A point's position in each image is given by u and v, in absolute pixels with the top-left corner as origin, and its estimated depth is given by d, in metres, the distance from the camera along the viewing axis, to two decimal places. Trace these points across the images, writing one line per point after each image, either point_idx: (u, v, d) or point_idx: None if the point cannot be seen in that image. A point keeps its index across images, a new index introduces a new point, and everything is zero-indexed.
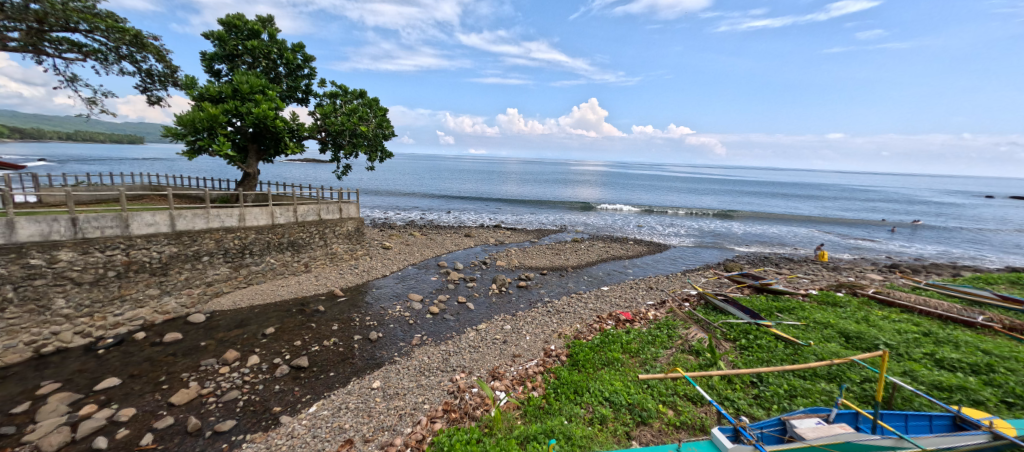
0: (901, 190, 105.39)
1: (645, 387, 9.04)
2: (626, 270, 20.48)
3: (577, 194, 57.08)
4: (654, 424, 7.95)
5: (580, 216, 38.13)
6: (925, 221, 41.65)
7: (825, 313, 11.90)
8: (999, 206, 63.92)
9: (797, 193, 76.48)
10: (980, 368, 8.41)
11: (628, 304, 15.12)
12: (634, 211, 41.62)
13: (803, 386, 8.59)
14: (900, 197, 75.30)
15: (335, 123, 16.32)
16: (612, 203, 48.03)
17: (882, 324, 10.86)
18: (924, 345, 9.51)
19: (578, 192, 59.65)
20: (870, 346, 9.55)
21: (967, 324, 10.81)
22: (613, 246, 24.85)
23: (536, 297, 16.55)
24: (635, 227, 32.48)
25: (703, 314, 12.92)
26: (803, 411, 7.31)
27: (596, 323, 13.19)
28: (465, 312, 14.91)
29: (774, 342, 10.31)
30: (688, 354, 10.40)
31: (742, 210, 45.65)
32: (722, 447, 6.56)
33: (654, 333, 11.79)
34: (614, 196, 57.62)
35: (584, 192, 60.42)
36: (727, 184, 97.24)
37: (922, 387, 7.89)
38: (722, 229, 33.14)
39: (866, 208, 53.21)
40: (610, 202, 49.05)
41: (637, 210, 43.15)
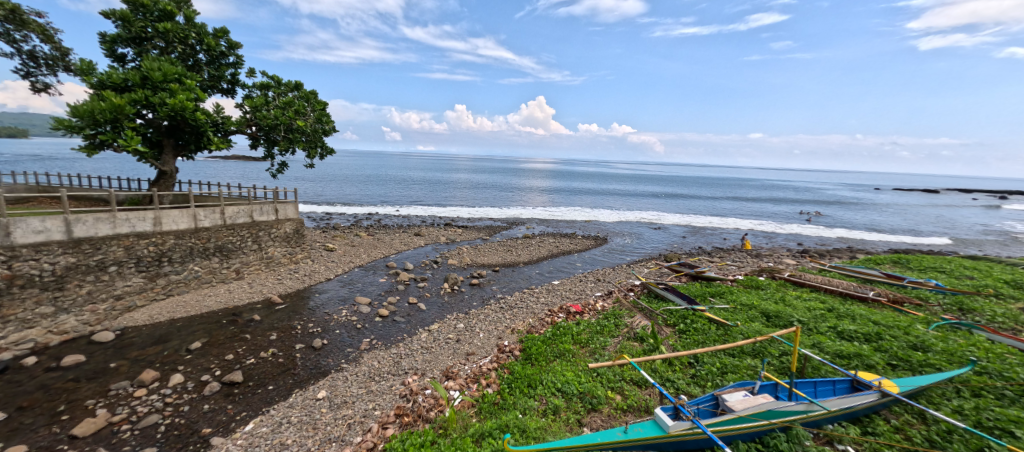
0: (809, 184, 119.33)
1: (595, 376, 9.47)
2: (575, 264, 21.14)
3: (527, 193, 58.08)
4: (603, 409, 8.35)
5: (530, 213, 38.85)
6: (830, 212, 47.39)
7: (749, 295, 13.18)
8: (883, 198, 74.72)
9: (725, 189, 83.90)
10: (871, 337, 9.77)
11: (577, 296, 15.67)
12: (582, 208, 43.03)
13: (732, 363, 9.48)
14: (808, 191, 85.27)
15: (267, 117, 15.03)
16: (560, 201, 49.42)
17: (796, 303, 12.25)
18: (829, 320, 10.88)
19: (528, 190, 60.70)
20: (786, 323, 10.73)
21: (861, 300, 12.50)
22: (562, 241, 25.60)
23: (488, 294, 16.56)
24: (582, 222, 33.71)
25: (646, 302, 13.73)
26: (732, 386, 8.05)
27: (547, 317, 13.49)
28: (417, 313, 14.53)
29: (708, 325, 11.21)
30: (633, 341, 11.04)
31: (679, 206, 49.09)
32: (664, 426, 7.07)
33: (602, 323, 12.35)
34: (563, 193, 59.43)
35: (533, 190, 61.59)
36: (665, 181, 103.64)
37: (827, 356, 9.03)
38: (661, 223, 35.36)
39: (783, 201, 59.69)
40: (558, 200, 50.40)
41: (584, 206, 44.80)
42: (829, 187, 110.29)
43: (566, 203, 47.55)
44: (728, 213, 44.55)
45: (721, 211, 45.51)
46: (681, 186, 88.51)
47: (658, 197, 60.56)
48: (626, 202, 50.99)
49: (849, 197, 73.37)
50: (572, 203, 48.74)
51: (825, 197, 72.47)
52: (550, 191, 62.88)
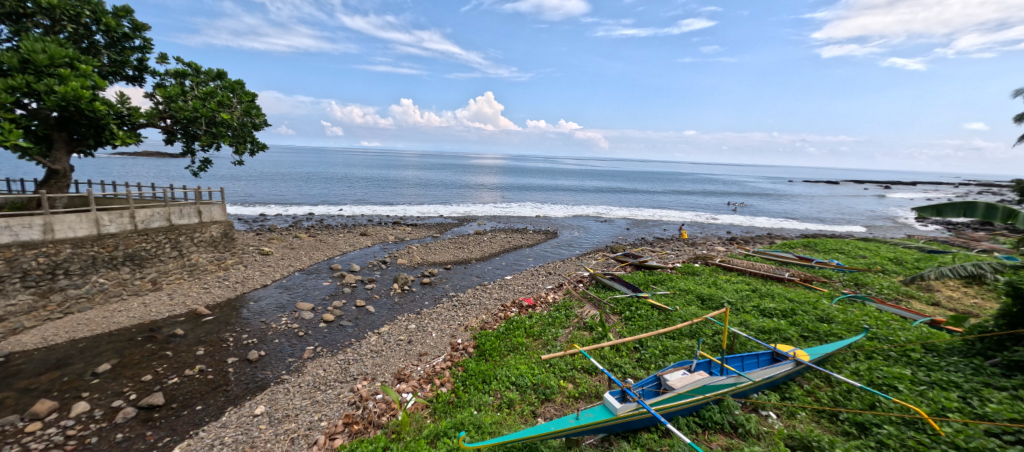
0: (737, 178, 130.95)
1: (547, 366, 9.70)
2: (527, 258, 21.46)
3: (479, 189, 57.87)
4: (556, 399, 8.57)
5: (482, 209, 38.79)
6: (755, 203, 52.42)
7: (686, 281, 14.22)
8: (796, 189, 84.01)
9: (664, 183, 89.59)
10: (787, 313, 10.98)
11: (530, 289, 15.93)
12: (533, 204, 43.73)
13: (672, 344, 10.17)
14: (736, 184, 93.69)
15: (185, 109, 13.51)
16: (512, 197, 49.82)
17: (726, 285, 13.42)
18: (753, 299, 12.04)
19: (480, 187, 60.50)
20: (718, 305, 11.71)
21: (779, 280, 13.99)
22: (513, 237, 25.82)
23: (440, 292, 16.30)
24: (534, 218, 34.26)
25: (595, 292, 14.31)
26: (673, 366, 8.64)
27: (500, 312, 13.57)
28: (365, 316, 13.94)
29: (650, 310, 11.93)
30: (583, 330, 11.45)
31: (624, 200, 51.58)
32: (612, 409, 7.42)
33: (554, 314, 12.67)
34: (514, 190, 59.98)
35: (485, 187, 61.48)
36: (611, 177, 108.30)
37: (753, 333, 9.99)
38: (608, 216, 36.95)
39: (715, 194, 65.00)
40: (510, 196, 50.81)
41: (535, 202, 45.58)
42: (753, 180, 121.96)
43: (517, 199, 48.05)
44: (668, 206, 47.64)
45: (662, 204, 48.50)
46: (626, 180, 93.14)
47: (604, 192, 63.15)
48: (575, 197, 52.60)
49: (769, 189, 81.58)
50: (523, 199, 49.33)
51: (750, 189, 80.00)
52: (502, 187, 63.12)
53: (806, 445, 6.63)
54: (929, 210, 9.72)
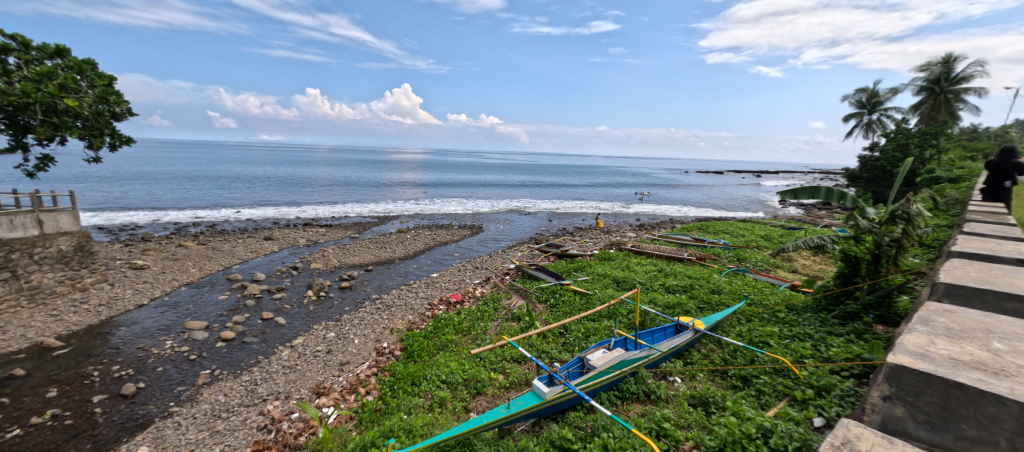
0: (644, 170, 144.50)
1: (478, 360, 9.74)
2: (453, 254, 21.25)
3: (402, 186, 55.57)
4: (487, 391, 8.64)
5: (405, 207, 37.35)
6: (660, 192, 58.41)
7: (603, 266, 15.31)
8: (692, 179, 95.55)
9: (582, 176, 95.31)
10: (687, 288, 12.45)
11: (457, 285, 15.80)
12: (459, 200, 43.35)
13: (593, 326, 10.90)
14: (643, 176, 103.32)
15: (7, 93, 10.67)
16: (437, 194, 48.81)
17: (637, 268, 14.75)
18: (659, 279, 13.42)
19: (403, 184, 58.12)
20: (630, 286, 12.83)
21: (679, 260, 15.79)
22: (439, 234, 25.33)
23: (362, 296, 15.37)
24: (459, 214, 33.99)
25: (521, 283, 14.69)
26: (594, 346, 9.26)
27: (428, 310, 13.24)
28: (275, 329, 12.58)
29: (572, 296, 12.63)
30: (511, 321, 11.71)
31: (547, 193, 53.69)
32: (541, 394, 7.72)
33: (482, 308, 12.74)
34: (439, 186, 58.79)
35: (408, 184, 59.20)
36: (534, 171, 111.73)
37: (660, 308, 11.15)
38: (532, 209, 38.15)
39: (626, 185, 70.89)
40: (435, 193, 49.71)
41: (461, 198, 45.25)
42: (657, 172, 135.74)
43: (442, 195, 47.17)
44: (586, 197, 50.77)
45: (581, 196, 51.49)
46: (549, 174, 97.03)
47: (528, 186, 64.92)
48: (500, 192, 53.31)
49: (671, 179, 91.43)
50: (448, 195, 48.55)
51: (656, 180, 88.83)
52: (426, 184, 61.29)
53: (704, 402, 7.59)
54: (790, 193, 11.68)
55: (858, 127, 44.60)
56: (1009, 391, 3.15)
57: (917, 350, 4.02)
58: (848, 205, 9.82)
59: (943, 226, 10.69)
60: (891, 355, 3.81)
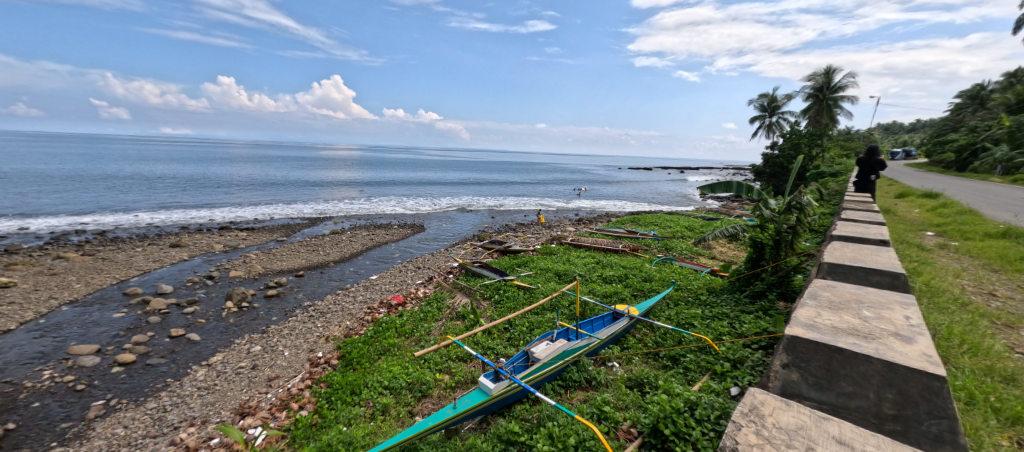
0: (582, 167, 150.75)
1: (422, 362, 9.50)
2: (393, 254, 20.48)
3: (335, 185, 52.24)
4: (433, 393, 8.45)
5: (339, 207, 35.19)
6: (597, 188, 61.39)
7: (545, 260, 15.74)
8: (625, 175, 101.69)
9: (524, 173, 97.04)
10: (622, 277, 13.25)
11: (398, 287, 15.25)
12: (399, 199, 41.82)
13: (537, 319, 11.17)
14: (582, 173, 107.83)
15: None
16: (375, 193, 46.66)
17: (576, 261, 15.38)
18: (597, 270, 14.12)
19: (337, 183, 54.66)
20: (570, 279, 13.34)
21: (615, 252, 16.74)
22: (378, 234, 24.24)
23: (292, 304, 14.22)
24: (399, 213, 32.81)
25: (465, 281, 14.59)
26: (538, 339, 9.48)
27: (367, 315, 12.61)
28: (188, 347, 11.19)
29: (516, 291, 12.83)
30: (456, 320, 11.58)
31: (490, 191, 53.84)
32: (487, 390, 7.75)
33: (425, 309, 12.45)
34: (377, 184, 56.27)
35: (343, 182, 55.83)
36: (476, 168, 111.23)
37: (599, 298, 11.74)
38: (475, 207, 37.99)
39: (566, 182, 73.48)
40: (373, 192, 47.50)
41: (401, 197, 43.68)
42: (594, 169, 142.54)
43: (380, 194, 45.18)
44: (529, 194, 51.73)
45: (524, 193, 52.36)
46: (491, 171, 97.36)
47: (470, 184, 64.59)
48: (443, 190, 52.40)
49: (606, 176, 96.52)
50: (387, 194, 46.64)
51: (593, 176, 93.16)
52: (362, 182, 58.29)
53: (640, 383, 8.12)
54: (708, 187, 12.90)
55: (761, 128, 50.60)
56: (875, 351, 3.76)
57: (808, 321, 4.67)
58: (755, 197, 11.08)
59: (826, 214, 12.54)
60: (788, 328, 4.42)
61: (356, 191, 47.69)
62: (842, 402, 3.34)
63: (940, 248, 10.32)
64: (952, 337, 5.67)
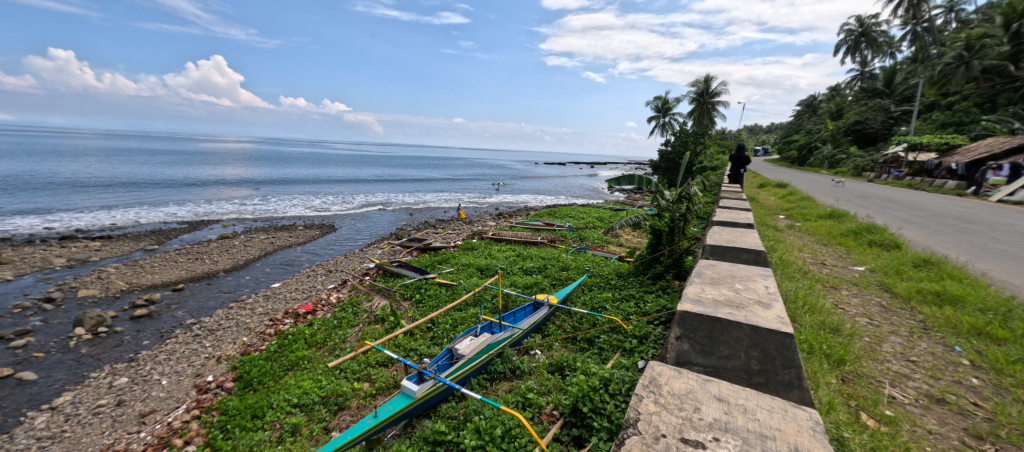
0: (502, 162, 153.27)
1: (338, 373, 8.82)
2: (299, 259, 18.62)
3: (224, 183, 45.54)
4: (351, 404, 7.90)
5: (230, 209, 30.78)
6: (517, 183, 62.98)
7: (467, 256, 15.71)
8: (542, 170, 106.03)
9: (444, 168, 95.47)
10: (541, 268, 13.83)
11: (307, 294, 13.93)
12: (305, 198, 38.04)
13: (460, 316, 11.12)
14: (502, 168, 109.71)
15: None
16: (275, 192, 41.75)
17: (498, 255, 15.62)
18: (518, 263, 14.52)
19: (225, 181, 47.65)
20: (492, 273, 13.52)
21: (534, 244, 17.38)
22: (280, 237, 21.79)
23: (171, 323, 12.12)
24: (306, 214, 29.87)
25: (383, 282, 13.88)
26: (462, 335, 9.42)
27: (270, 327, 11.29)
28: (18, 390, 8.89)
29: (438, 289, 12.60)
30: (374, 324, 10.97)
31: (409, 187, 51.82)
32: (411, 393, 7.50)
33: (339, 315, 11.57)
34: (278, 182, 50.42)
35: (233, 180, 48.87)
36: (390, 164, 106.06)
37: (520, 289, 12.10)
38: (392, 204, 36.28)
39: (487, 177, 74.13)
40: (273, 191, 42.45)
41: (307, 195, 39.76)
42: (513, 164, 145.94)
43: (282, 193, 40.60)
44: (450, 190, 51.02)
45: (444, 189, 51.44)
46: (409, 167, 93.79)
47: (387, 180, 61.40)
48: (356, 187, 48.98)
49: (525, 170, 99.55)
50: (290, 192, 42.04)
51: (512, 171, 95.36)
52: (258, 180, 51.73)
53: (560, 366, 8.55)
54: (614, 181, 14.03)
55: (658, 127, 56.67)
56: (743, 318, 4.47)
57: (695, 297, 5.39)
58: (653, 189, 12.36)
59: (709, 202, 14.55)
60: (681, 304, 5.03)
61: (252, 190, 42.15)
62: (721, 364, 3.98)
63: (789, 228, 12.68)
64: (797, 300, 7.01)
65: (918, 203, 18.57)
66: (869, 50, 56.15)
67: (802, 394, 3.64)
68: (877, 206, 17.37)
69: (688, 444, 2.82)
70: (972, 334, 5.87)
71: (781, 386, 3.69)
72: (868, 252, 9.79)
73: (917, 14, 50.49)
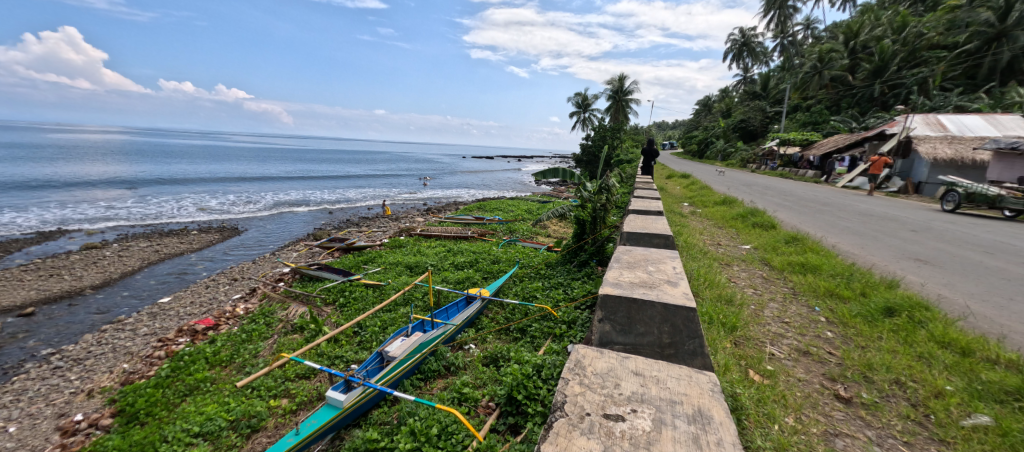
0: (430, 156, 149.18)
1: (250, 392, 7.92)
2: (194, 267, 16.25)
3: (86, 183, 37.71)
4: (268, 424, 7.15)
5: (97, 214, 25.60)
6: (445, 178, 61.89)
7: (395, 254, 15.08)
8: (470, 164, 105.62)
9: (366, 164, 90.11)
10: (473, 262, 13.83)
11: (206, 307, 12.24)
12: (199, 198, 33.14)
13: (390, 317, 10.68)
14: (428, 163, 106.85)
15: None
16: (159, 192, 35.71)
17: (428, 251, 15.24)
18: (448, 258, 14.34)
19: (87, 180, 39.45)
20: (422, 270, 13.17)
21: (465, 238, 17.28)
22: (168, 245, 18.76)
23: (16, 357, 9.80)
24: (202, 216, 26.12)
25: (300, 287, 12.74)
26: (392, 337, 9.07)
27: (160, 349, 9.71)
28: None
29: (365, 290, 11.94)
30: (293, 334, 10.05)
31: (327, 184, 48.00)
32: (338, 404, 7.04)
33: (248, 328, 10.37)
34: (161, 181, 43.15)
35: (98, 180, 40.68)
36: (303, 159, 97.14)
37: (452, 285, 11.98)
38: (308, 203, 33.31)
39: (413, 172, 71.67)
40: (155, 192, 36.25)
41: (202, 196, 34.69)
42: (441, 158, 142.96)
43: (168, 194, 34.88)
44: (374, 186, 48.36)
45: (368, 185, 48.61)
46: (325, 163, 86.83)
47: (302, 177, 56.19)
48: (264, 186, 44.01)
49: (452, 165, 98.16)
50: (178, 193, 36.27)
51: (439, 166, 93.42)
52: (135, 179, 43.78)
53: (495, 358, 8.65)
54: (540, 174, 14.46)
55: (579, 123, 59.57)
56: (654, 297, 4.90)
57: (614, 280, 5.80)
58: (576, 181, 13.01)
59: (626, 193, 15.76)
60: (602, 289, 5.39)
61: (126, 191, 35.49)
62: (638, 341, 4.41)
63: (692, 214, 14.28)
64: (699, 277, 7.95)
65: (788, 189, 22.14)
66: (750, 58, 65.10)
67: (704, 360, 4.17)
68: (759, 192, 20.32)
69: (609, 419, 3.04)
70: (827, 295, 7.21)
71: (687, 355, 4.20)
72: (753, 232, 11.43)
73: (784, 30, 59.74)
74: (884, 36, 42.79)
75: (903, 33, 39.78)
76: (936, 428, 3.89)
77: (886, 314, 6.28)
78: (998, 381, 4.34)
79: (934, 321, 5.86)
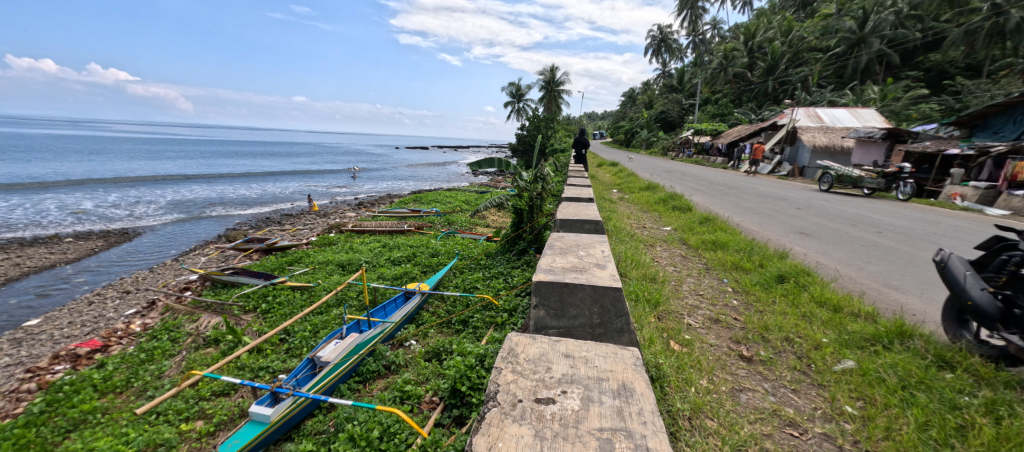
0: (358, 148, 140.66)
1: (153, 419, 6.94)
2: (69, 282, 13.72)
3: None
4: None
5: None
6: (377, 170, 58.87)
7: (324, 253, 14.12)
8: (403, 156, 101.65)
9: (285, 156, 82.55)
10: (410, 257, 13.41)
11: (91, 326, 10.45)
12: (73, 202, 27.88)
13: (321, 320, 10.00)
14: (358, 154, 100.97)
15: None
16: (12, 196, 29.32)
17: (361, 248, 14.48)
18: (384, 254, 13.75)
19: None
20: (357, 267, 12.51)
21: (400, 233, 16.65)
22: (32, 258, 15.60)
23: None
24: (77, 222, 22.06)
25: (212, 296, 11.41)
26: (324, 341, 8.54)
27: (29, 381, 8.11)
28: None
29: (291, 293, 11.04)
30: (206, 347, 9.03)
31: (239, 180, 43.13)
32: (265, 419, 6.48)
33: (148, 347, 9.07)
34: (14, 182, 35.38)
35: None
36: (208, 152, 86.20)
37: (389, 281, 11.53)
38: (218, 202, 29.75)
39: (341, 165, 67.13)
40: (7, 195, 29.73)
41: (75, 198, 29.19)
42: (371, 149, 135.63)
43: (26, 198, 28.79)
44: (296, 180, 44.51)
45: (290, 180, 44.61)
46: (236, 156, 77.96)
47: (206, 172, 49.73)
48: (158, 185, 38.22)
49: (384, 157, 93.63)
50: (41, 196, 30.11)
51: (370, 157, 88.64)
52: None
53: (437, 352, 8.50)
54: (476, 165, 14.32)
55: (514, 113, 59.91)
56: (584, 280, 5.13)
57: (547, 267, 5.97)
58: (513, 171, 13.11)
59: (560, 181, 16.26)
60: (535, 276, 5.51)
61: None
62: (572, 324, 4.66)
63: (620, 200, 15.16)
64: (627, 258, 8.52)
65: (702, 175, 24.47)
66: (667, 53, 70.22)
67: (630, 336, 4.45)
68: (678, 178, 22.22)
69: (540, 403, 3.14)
70: (732, 268, 8.15)
71: (615, 332, 4.49)
72: (673, 215, 12.48)
73: (695, 28, 65.36)
74: (775, 37, 48.70)
75: (790, 36, 45.64)
76: (816, 375, 4.60)
77: (777, 281, 7.28)
78: (860, 331, 5.26)
79: (814, 284, 6.92)
